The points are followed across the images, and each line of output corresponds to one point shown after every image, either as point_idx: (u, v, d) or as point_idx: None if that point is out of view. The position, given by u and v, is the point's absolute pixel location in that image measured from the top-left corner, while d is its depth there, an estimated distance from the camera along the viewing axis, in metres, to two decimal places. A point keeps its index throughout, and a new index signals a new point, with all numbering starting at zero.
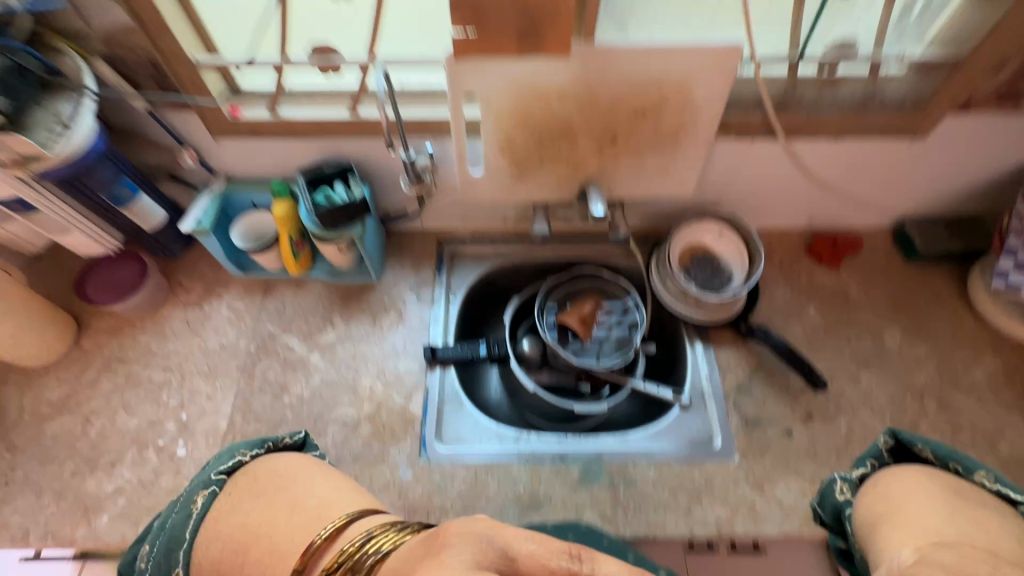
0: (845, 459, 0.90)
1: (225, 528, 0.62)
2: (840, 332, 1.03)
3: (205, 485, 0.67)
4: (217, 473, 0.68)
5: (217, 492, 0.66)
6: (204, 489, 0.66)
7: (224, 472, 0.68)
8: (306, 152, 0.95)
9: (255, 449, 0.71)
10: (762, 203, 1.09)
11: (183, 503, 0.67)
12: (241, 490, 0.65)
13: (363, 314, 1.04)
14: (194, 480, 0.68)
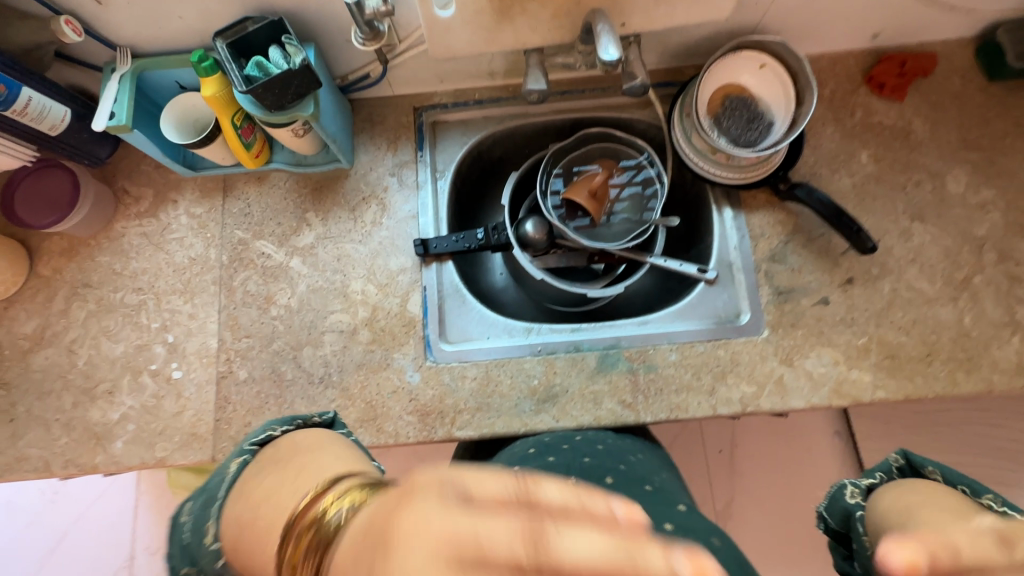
0: (884, 324, 0.83)
1: (243, 495, 0.50)
2: (896, 179, 0.88)
3: (240, 455, 0.57)
4: (251, 444, 0.57)
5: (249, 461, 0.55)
6: (238, 459, 0.56)
7: (257, 442, 0.58)
8: (221, 6, 0.72)
9: (287, 425, 0.60)
10: (817, 19, 0.86)
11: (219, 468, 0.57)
12: (266, 458, 0.53)
13: (339, 207, 0.90)
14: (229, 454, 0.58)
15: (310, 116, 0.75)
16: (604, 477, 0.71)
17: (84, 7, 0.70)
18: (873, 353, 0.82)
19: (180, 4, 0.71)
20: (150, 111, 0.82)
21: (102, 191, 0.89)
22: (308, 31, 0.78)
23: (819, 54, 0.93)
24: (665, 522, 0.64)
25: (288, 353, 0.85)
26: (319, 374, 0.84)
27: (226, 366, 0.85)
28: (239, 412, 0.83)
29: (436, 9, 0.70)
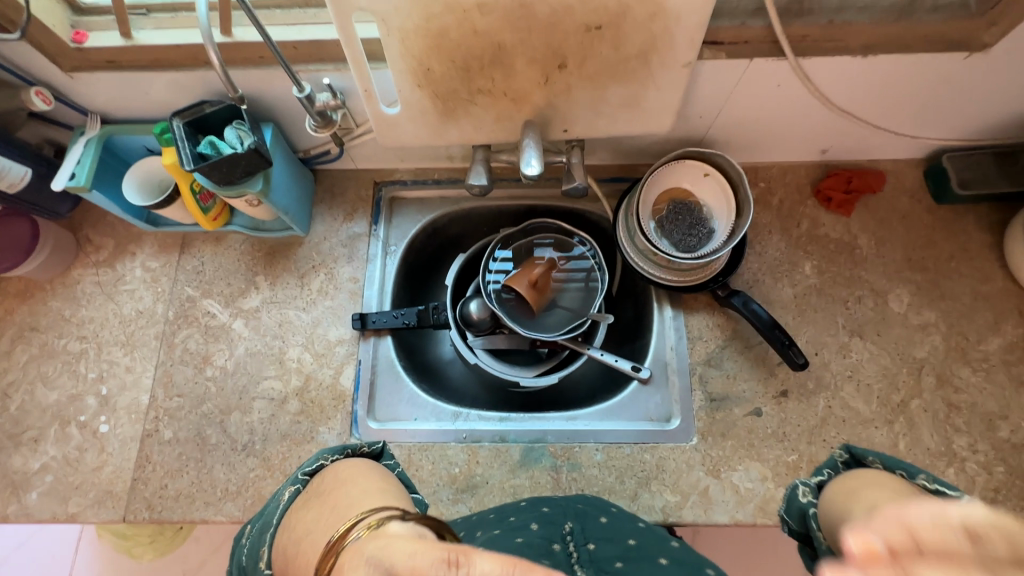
0: (816, 442, 0.81)
1: (284, 537, 0.51)
2: (838, 294, 0.89)
3: (290, 482, 0.58)
4: (302, 473, 0.59)
5: (302, 490, 0.57)
6: (289, 486, 0.58)
7: (309, 472, 0.59)
8: (185, 87, 0.76)
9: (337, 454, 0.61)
10: (763, 136, 0.88)
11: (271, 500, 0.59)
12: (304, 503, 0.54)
13: (289, 274, 0.92)
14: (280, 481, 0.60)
15: (257, 192, 0.79)
16: (600, 518, 0.71)
17: (58, 80, 0.75)
18: (803, 473, 0.79)
19: (146, 84, 0.75)
20: (117, 170, 0.86)
21: (63, 238, 0.92)
22: (269, 112, 0.82)
23: (769, 164, 0.96)
24: (659, 557, 0.64)
25: (215, 417, 0.85)
26: (242, 441, 0.84)
27: (152, 425, 0.85)
28: (157, 472, 0.82)
29: (382, 106, 0.73)
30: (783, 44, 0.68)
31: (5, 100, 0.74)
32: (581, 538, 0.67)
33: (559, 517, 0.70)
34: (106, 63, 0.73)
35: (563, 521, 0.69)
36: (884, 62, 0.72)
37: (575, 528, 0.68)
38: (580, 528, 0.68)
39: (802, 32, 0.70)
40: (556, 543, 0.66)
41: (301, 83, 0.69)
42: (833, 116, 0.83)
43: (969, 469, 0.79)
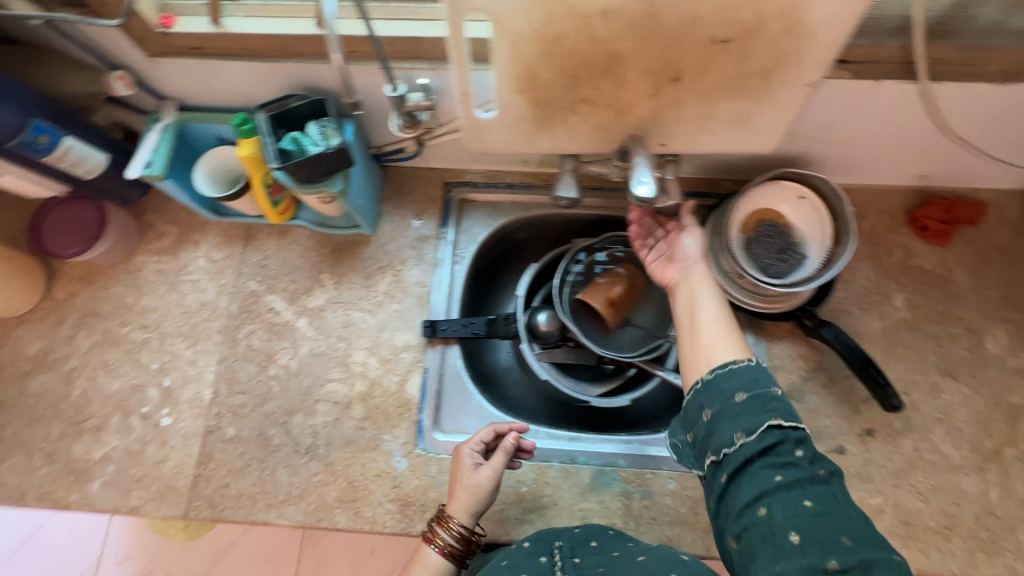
0: (902, 486, 0.78)
1: None
2: (930, 330, 0.84)
3: None
4: None
5: None
6: None
7: None
8: (269, 77, 0.72)
9: None
10: (864, 159, 0.83)
11: None
12: None
13: (355, 273, 0.90)
14: None
15: (337, 192, 0.76)
16: (589, 540, 0.67)
17: (139, 64, 0.71)
18: (886, 517, 0.76)
19: (228, 72, 0.72)
20: (188, 159, 0.83)
21: (128, 224, 0.90)
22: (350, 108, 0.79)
23: (862, 185, 0.91)
24: (637, 556, 0.61)
25: (279, 417, 0.83)
26: (305, 444, 0.82)
27: (215, 421, 0.84)
28: (220, 470, 0.81)
29: (476, 110, 0.69)
30: (920, 67, 0.63)
31: (84, 83, 0.71)
32: (568, 553, 0.65)
33: (551, 536, 0.68)
34: (190, 50, 0.69)
35: (552, 540, 0.67)
36: (1021, 91, 0.66)
37: (565, 545, 0.66)
38: (568, 545, 0.66)
39: (939, 54, 0.64)
40: (542, 556, 0.64)
41: (395, 82, 0.66)
42: (946, 143, 0.78)
43: None
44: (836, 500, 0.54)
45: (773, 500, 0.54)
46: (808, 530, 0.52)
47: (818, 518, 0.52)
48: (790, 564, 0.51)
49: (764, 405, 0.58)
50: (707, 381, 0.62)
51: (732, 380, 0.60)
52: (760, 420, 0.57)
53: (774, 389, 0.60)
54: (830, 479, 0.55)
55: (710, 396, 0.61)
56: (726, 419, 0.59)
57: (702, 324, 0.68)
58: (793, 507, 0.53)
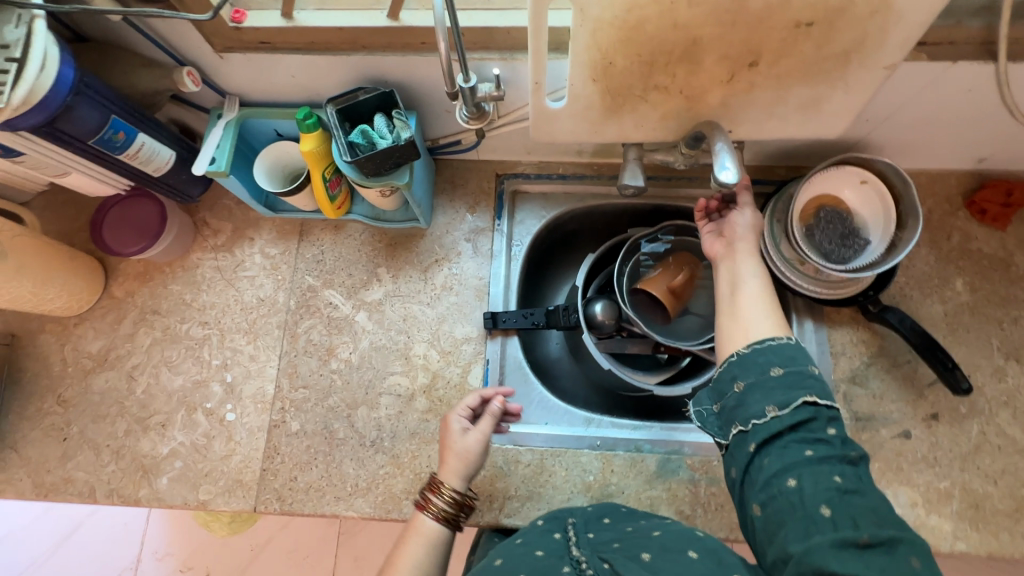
0: (970, 469, 0.78)
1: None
2: (992, 313, 0.84)
3: None
4: None
5: None
6: None
7: None
8: (335, 70, 0.72)
9: None
10: (925, 143, 0.83)
11: None
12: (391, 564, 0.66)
13: (412, 266, 0.90)
14: None
15: (403, 185, 0.75)
16: (602, 518, 0.67)
17: (207, 60, 0.72)
18: (955, 500, 0.76)
19: (295, 66, 0.72)
20: (247, 154, 0.83)
21: (185, 221, 0.91)
22: (412, 101, 0.79)
23: (918, 170, 0.90)
24: (652, 531, 0.61)
25: (342, 411, 0.84)
26: (370, 437, 0.82)
27: (279, 416, 0.84)
28: (286, 464, 0.82)
29: (546, 100, 0.69)
30: (1001, 47, 0.62)
31: (153, 80, 0.71)
32: (582, 530, 0.64)
33: (563, 513, 0.69)
34: (259, 44, 0.69)
35: (566, 517, 0.67)
36: None
37: (578, 521, 0.66)
38: (582, 521, 0.66)
39: (1018, 34, 0.64)
40: (557, 533, 0.64)
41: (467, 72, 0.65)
42: (1012, 125, 0.77)
43: None
44: (866, 482, 0.53)
45: (804, 474, 0.53)
46: (840, 505, 0.51)
47: (847, 494, 0.52)
48: (819, 535, 0.50)
49: (800, 381, 0.57)
50: (742, 353, 0.60)
51: (769, 353, 0.59)
52: (795, 395, 0.56)
53: (811, 365, 0.58)
54: (859, 461, 0.54)
55: (744, 367, 0.59)
56: (759, 392, 0.57)
57: (744, 297, 0.65)
58: (823, 480, 0.52)
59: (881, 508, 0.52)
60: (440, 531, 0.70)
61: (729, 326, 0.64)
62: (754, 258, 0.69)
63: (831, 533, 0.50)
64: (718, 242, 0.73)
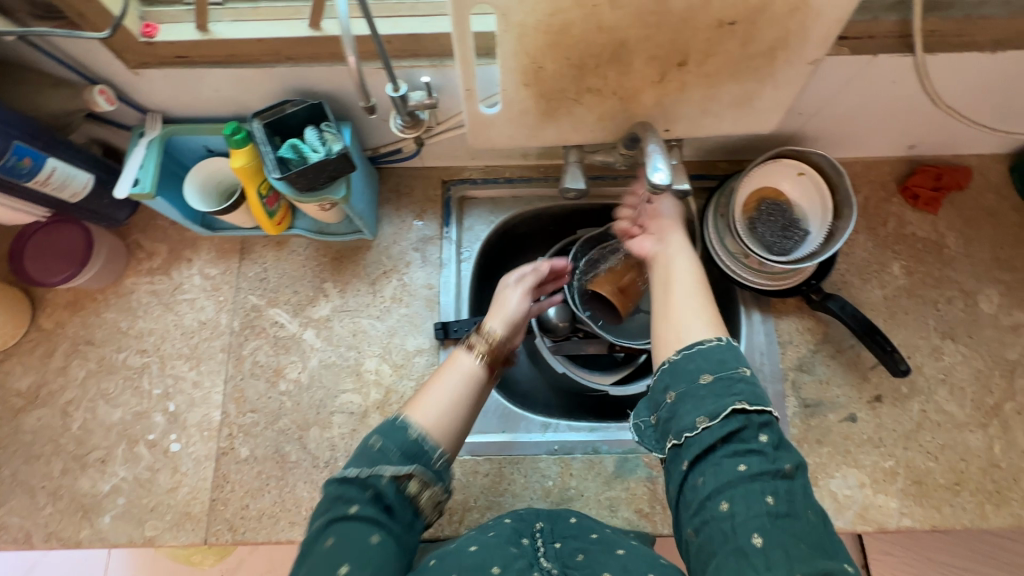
0: (912, 447, 0.80)
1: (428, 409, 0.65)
2: (928, 295, 0.87)
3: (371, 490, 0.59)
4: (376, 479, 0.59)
5: (391, 487, 0.60)
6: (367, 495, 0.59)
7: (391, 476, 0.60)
8: (260, 83, 0.69)
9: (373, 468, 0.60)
10: (857, 133, 0.85)
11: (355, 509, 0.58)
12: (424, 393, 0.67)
13: (359, 280, 0.88)
14: (340, 501, 0.59)
15: (340, 200, 0.73)
16: (568, 519, 0.68)
17: (121, 77, 0.68)
18: (900, 478, 0.79)
19: (214, 79, 0.68)
20: (177, 173, 0.79)
21: (116, 246, 0.87)
22: (347, 111, 0.77)
23: (853, 158, 0.93)
24: (617, 548, 0.62)
25: (294, 433, 0.81)
26: (324, 458, 0.80)
27: (227, 443, 0.81)
28: (237, 492, 0.79)
29: (480, 105, 0.68)
30: (916, 40, 0.64)
31: (62, 101, 0.67)
32: (550, 538, 0.65)
33: (531, 515, 0.68)
34: (176, 59, 0.66)
35: (534, 520, 0.67)
36: (1010, 60, 0.68)
37: (545, 527, 0.66)
38: (550, 527, 0.66)
39: (933, 26, 0.66)
40: (524, 538, 0.64)
41: (397, 81, 0.63)
42: (936, 113, 0.80)
43: None
44: (797, 500, 0.54)
45: (736, 490, 0.54)
46: (770, 525, 0.52)
47: (777, 516, 0.52)
48: (751, 568, 0.50)
49: (730, 389, 0.58)
50: (675, 359, 0.61)
51: (699, 360, 0.60)
52: (725, 404, 0.57)
53: (741, 369, 0.59)
54: (793, 474, 0.55)
55: (675, 377, 0.60)
56: (690, 402, 0.58)
57: (675, 295, 0.66)
58: (754, 497, 0.53)
59: (809, 528, 0.53)
60: (476, 372, 0.70)
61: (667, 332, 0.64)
62: (686, 253, 0.71)
63: (762, 564, 0.50)
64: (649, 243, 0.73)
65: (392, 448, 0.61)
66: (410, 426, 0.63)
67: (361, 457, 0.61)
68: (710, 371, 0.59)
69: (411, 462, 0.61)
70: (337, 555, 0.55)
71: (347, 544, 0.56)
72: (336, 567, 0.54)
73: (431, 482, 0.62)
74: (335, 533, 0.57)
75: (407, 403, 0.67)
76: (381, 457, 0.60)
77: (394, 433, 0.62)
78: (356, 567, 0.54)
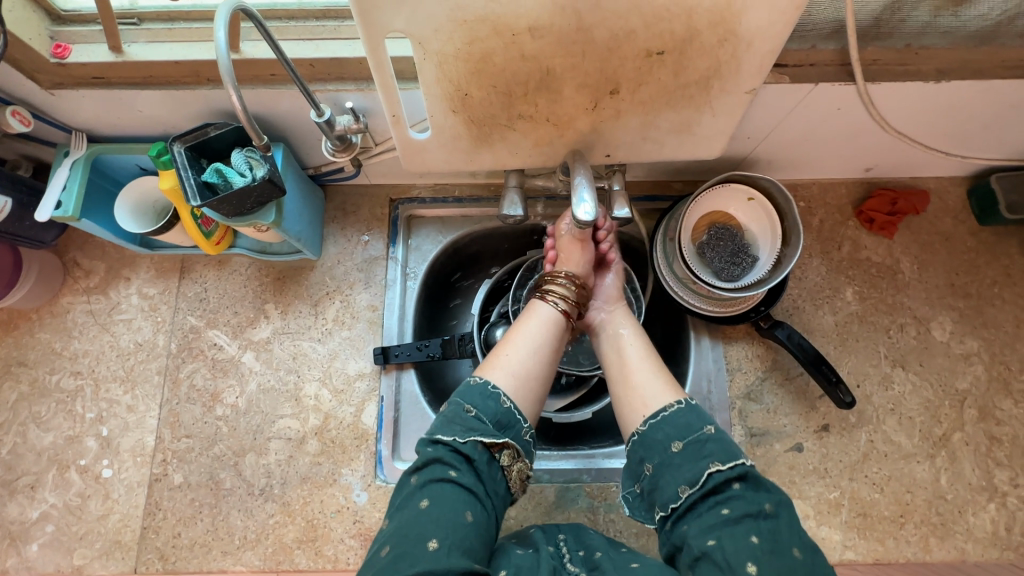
0: (858, 478, 0.79)
1: (514, 373, 0.66)
2: (879, 322, 0.85)
3: (465, 458, 0.61)
4: (470, 449, 0.61)
5: (483, 461, 0.61)
6: (458, 465, 0.60)
7: (486, 444, 0.61)
8: (185, 105, 0.67)
9: (467, 439, 0.61)
10: (809, 157, 0.83)
11: (446, 483, 0.59)
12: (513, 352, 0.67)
13: (301, 301, 0.86)
14: (432, 472, 0.60)
15: (270, 224, 0.71)
16: (589, 529, 0.67)
17: (36, 97, 0.65)
18: (845, 510, 0.78)
19: (139, 101, 0.66)
20: (108, 192, 0.77)
21: (48, 265, 0.84)
22: (281, 131, 0.75)
23: (810, 180, 0.91)
24: (631, 561, 0.60)
25: (229, 459, 0.80)
26: (259, 485, 0.78)
27: (160, 469, 0.79)
28: (169, 520, 0.77)
29: (410, 130, 0.66)
30: (855, 69, 0.62)
31: None
32: (574, 545, 0.65)
33: (552, 527, 0.68)
34: (92, 80, 0.64)
35: (556, 531, 0.67)
36: (955, 89, 0.67)
37: (568, 537, 0.66)
38: (572, 536, 0.66)
39: (874, 56, 0.64)
40: (550, 546, 0.64)
41: (320, 106, 0.61)
42: (887, 138, 0.78)
43: (1010, 503, 0.78)
44: (783, 537, 0.53)
45: (722, 538, 0.53)
46: (763, 567, 0.51)
47: (765, 553, 0.52)
48: None
49: (701, 448, 0.58)
50: (643, 432, 0.62)
51: (666, 428, 0.61)
52: (699, 469, 0.57)
53: (707, 428, 0.60)
54: (778, 512, 0.55)
55: (648, 449, 0.61)
56: (669, 472, 0.59)
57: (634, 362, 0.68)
58: (740, 542, 0.53)
59: (803, 563, 0.52)
60: (555, 320, 0.71)
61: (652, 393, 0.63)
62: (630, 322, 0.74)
63: None
64: (599, 313, 0.76)
65: (485, 419, 0.62)
66: (500, 394, 0.64)
67: (456, 422, 0.62)
68: (678, 436, 0.60)
69: (504, 432, 0.62)
70: (431, 521, 0.56)
71: (440, 512, 0.57)
72: (429, 532, 0.55)
73: (521, 456, 0.63)
74: (425, 504, 0.58)
75: (482, 368, 0.67)
76: (477, 427, 0.61)
77: (487, 403, 0.63)
78: (451, 534, 0.55)
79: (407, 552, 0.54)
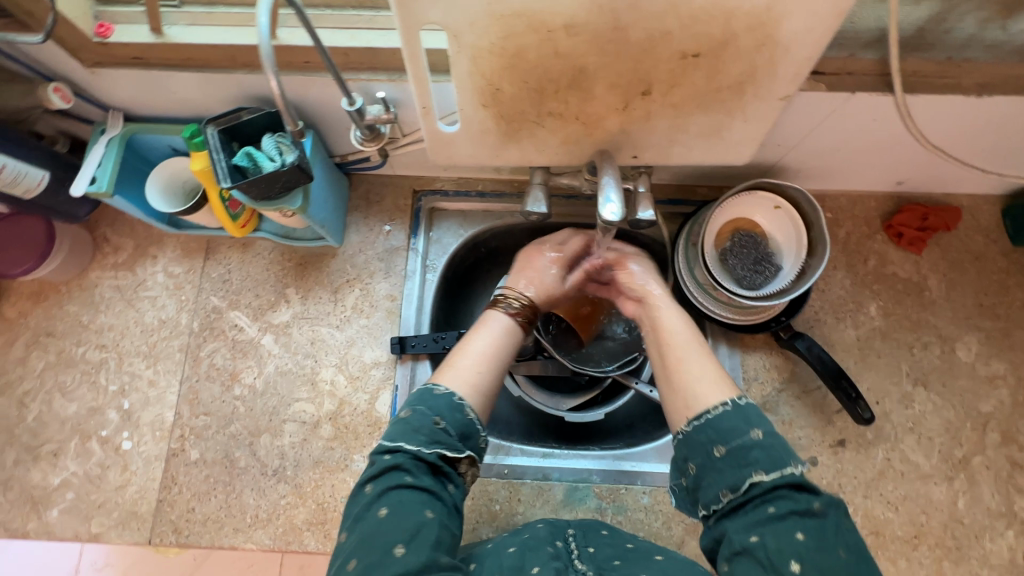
0: (872, 496, 0.78)
1: (478, 385, 0.65)
2: (903, 339, 0.84)
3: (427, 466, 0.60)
4: (433, 458, 0.60)
5: (444, 468, 0.61)
6: (421, 473, 0.59)
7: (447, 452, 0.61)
8: (220, 88, 0.69)
9: (430, 449, 0.60)
10: (840, 167, 0.82)
11: (411, 492, 0.58)
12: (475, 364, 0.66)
13: (322, 287, 0.87)
14: (393, 480, 0.58)
15: (297, 209, 0.72)
16: (600, 529, 0.68)
17: (77, 75, 0.67)
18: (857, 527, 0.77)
19: (176, 83, 0.67)
20: (141, 170, 0.79)
21: (79, 241, 0.87)
22: (310, 118, 0.75)
23: (838, 191, 0.89)
24: (654, 555, 0.61)
25: (244, 438, 0.81)
26: (273, 466, 0.80)
27: (178, 444, 0.81)
28: (184, 495, 0.79)
29: (439, 123, 0.66)
30: (894, 80, 0.61)
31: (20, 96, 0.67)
32: (583, 542, 0.65)
33: (563, 524, 0.68)
34: (133, 60, 0.65)
35: (566, 526, 0.68)
36: (997, 105, 0.65)
37: (577, 532, 0.67)
38: (582, 533, 0.67)
39: (913, 67, 0.63)
40: (559, 541, 0.64)
41: (352, 95, 0.62)
42: (922, 152, 0.76)
43: None
44: (830, 537, 0.51)
45: (766, 534, 0.52)
46: (808, 567, 0.50)
47: (812, 554, 0.50)
48: None
49: (745, 452, 0.56)
50: (685, 433, 0.60)
51: (709, 431, 0.58)
52: (744, 474, 0.55)
53: (754, 433, 0.57)
54: (826, 513, 0.53)
55: (690, 450, 0.59)
56: (712, 474, 0.57)
57: (670, 346, 0.66)
58: (785, 541, 0.51)
59: (851, 565, 0.50)
60: (513, 331, 0.71)
61: (673, 402, 0.63)
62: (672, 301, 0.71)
63: None
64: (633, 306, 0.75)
65: (451, 430, 0.61)
66: (466, 405, 0.63)
67: (419, 430, 0.60)
68: (722, 440, 0.57)
69: (466, 441, 0.62)
70: (393, 528, 0.55)
71: (402, 518, 0.56)
72: (395, 541, 0.54)
73: (478, 461, 0.65)
74: (388, 513, 0.56)
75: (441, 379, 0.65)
76: (441, 437, 0.60)
77: (454, 414, 0.62)
78: (416, 540, 0.54)
79: (376, 563, 0.53)
